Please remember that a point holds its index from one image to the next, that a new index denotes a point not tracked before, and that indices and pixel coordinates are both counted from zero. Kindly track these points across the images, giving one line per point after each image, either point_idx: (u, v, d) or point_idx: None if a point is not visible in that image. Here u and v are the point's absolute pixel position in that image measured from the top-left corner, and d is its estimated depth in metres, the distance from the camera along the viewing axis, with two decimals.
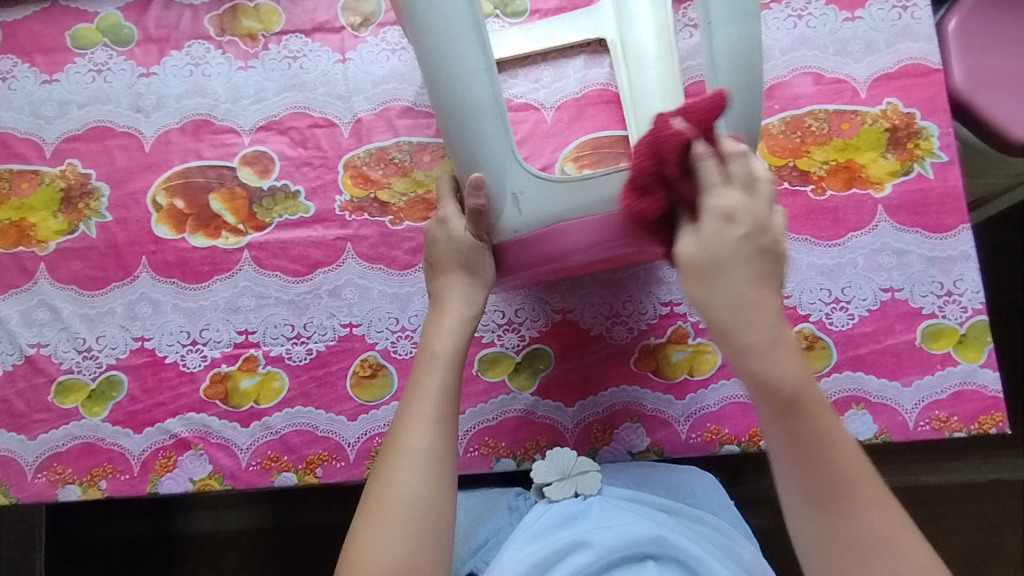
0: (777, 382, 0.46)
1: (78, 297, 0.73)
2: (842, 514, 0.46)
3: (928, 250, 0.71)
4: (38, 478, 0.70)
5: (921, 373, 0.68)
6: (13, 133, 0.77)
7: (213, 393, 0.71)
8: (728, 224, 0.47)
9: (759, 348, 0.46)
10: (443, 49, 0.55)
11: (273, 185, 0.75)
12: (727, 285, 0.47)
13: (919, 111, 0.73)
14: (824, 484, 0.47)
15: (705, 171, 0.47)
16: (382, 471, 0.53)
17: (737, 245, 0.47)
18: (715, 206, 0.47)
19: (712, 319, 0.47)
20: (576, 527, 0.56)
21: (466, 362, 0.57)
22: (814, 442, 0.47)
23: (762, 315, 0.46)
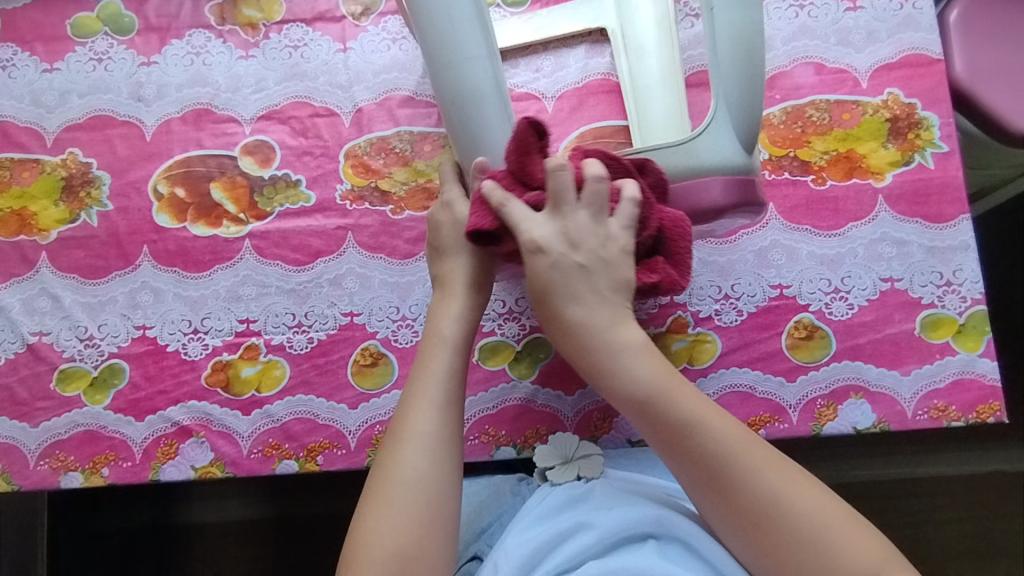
0: (634, 392, 0.52)
1: (79, 286, 0.74)
2: (739, 491, 0.49)
3: (927, 240, 0.71)
4: (40, 466, 0.70)
5: (919, 362, 0.68)
6: (14, 121, 0.77)
7: (215, 381, 0.71)
8: (569, 250, 0.54)
9: (597, 359, 0.53)
10: (444, 36, 0.56)
11: (274, 174, 0.75)
12: (559, 308, 0.54)
13: (920, 101, 0.73)
14: (710, 468, 0.50)
15: (560, 185, 0.54)
16: (387, 454, 0.53)
17: (597, 269, 0.54)
18: (526, 236, 0.54)
19: (594, 348, 0.53)
20: (579, 509, 0.58)
21: (472, 348, 0.58)
22: (677, 431, 0.51)
23: (597, 324, 0.53)
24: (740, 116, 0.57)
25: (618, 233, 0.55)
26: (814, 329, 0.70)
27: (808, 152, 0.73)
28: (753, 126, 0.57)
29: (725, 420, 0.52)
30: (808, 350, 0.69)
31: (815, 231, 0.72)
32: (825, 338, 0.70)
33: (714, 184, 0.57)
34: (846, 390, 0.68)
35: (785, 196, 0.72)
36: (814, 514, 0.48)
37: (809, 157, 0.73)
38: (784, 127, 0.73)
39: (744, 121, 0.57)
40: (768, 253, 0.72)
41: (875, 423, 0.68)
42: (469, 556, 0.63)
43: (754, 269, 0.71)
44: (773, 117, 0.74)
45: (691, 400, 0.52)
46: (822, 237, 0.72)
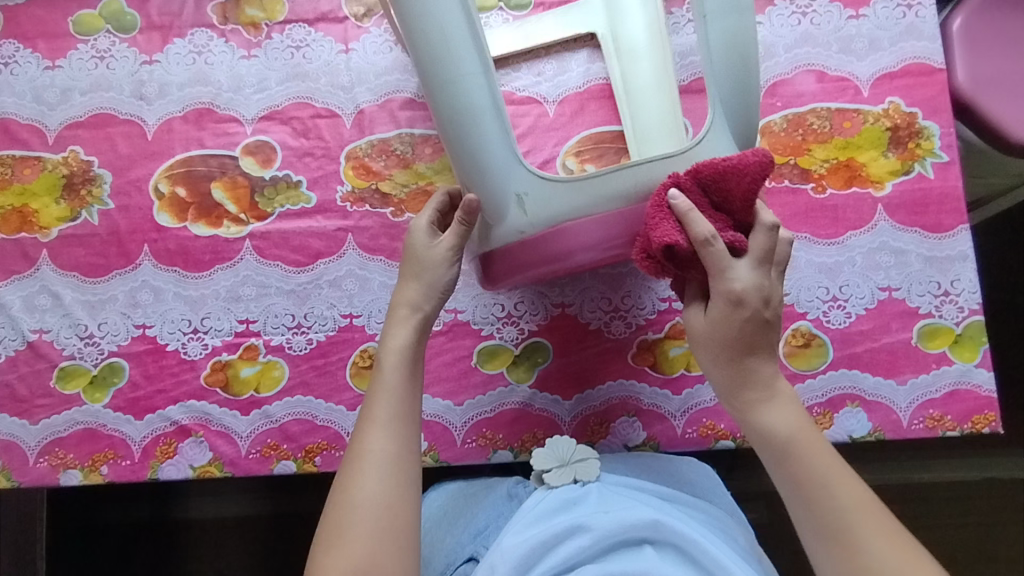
0: (772, 432, 0.55)
1: (79, 284, 0.74)
2: (857, 550, 0.50)
3: (926, 250, 0.71)
4: (40, 463, 0.71)
5: (915, 372, 0.69)
6: (15, 118, 0.77)
7: (214, 381, 0.71)
8: (761, 306, 0.55)
9: (750, 399, 0.56)
10: (437, 52, 0.54)
11: (275, 175, 0.75)
12: (742, 366, 0.56)
13: (922, 110, 0.73)
14: (830, 523, 0.52)
15: (715, 255, 0.53)
16: (343, 479, 0.54)
17: (741, 324, 0.55)
18: (726, 288, 0.54)
19: (720, 379, 0.58)
20: (575, 512, 0.58)
21: (421, 358, 0.59)
22: (810, 483, 0.53)
23: (767, 376, 0.56)
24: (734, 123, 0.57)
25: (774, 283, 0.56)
26: (811, 337, 0.70)
27: (808, 160, 0.73)
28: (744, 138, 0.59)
29: (847, 474, 0.54)
30: (806, 358, 0.70)
31: (814, 239, 0.72)
32: (822, 346, 0.70)
33: None
34: (843, 399, 0.69)
35: (785, 204, 0.72)
36: (901, 563, 0.49)
37: (809, 165, 0.73)
38: (785, 134, 0.73)
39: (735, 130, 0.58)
40: None
41: (871, 432, 0.68)
42: (465, 558, 0.63)
43: None
44: (774, 124, 0.74)
45: (820, 454, 0.54)
46: (821, 245, 0.72)
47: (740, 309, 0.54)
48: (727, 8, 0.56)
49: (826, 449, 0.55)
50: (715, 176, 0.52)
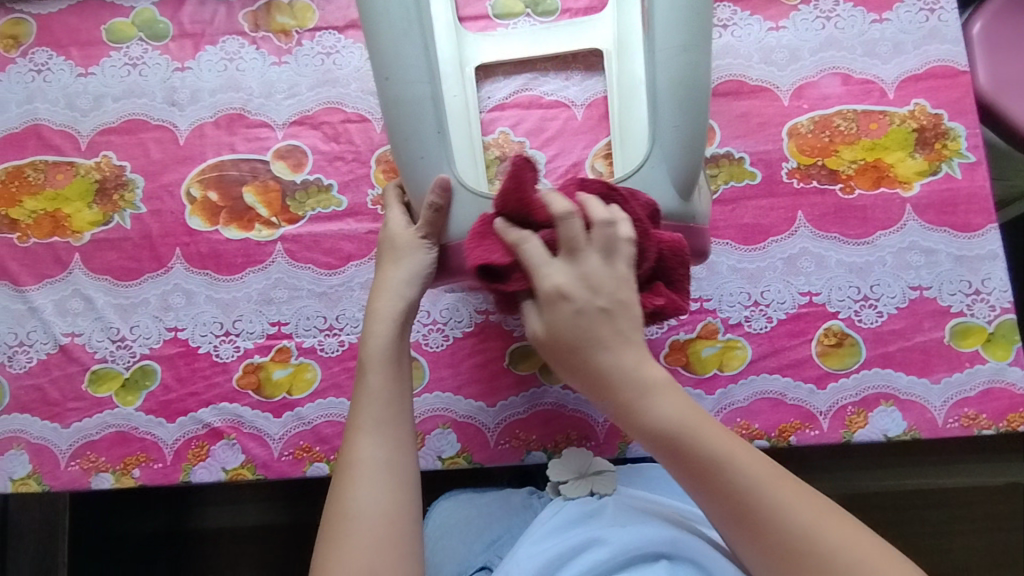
0: (623, 382, 0.49)
1: (112, 288, 0.74)
2: (764, 529, 0.46)
3: (956, 249, 0.71)
4: (71, 466, 0.70)
5: (949, 371, 0.69)
6: (49, 124, 0.78)
7: (246, 383, 0.71)
8: (590, 296, 0.48)
9: (634, 393, 0.49)
10: (697, 36, 0.59)
11: (306, 179, 0.76)
12: (590, 358, 0.49)
13: (947, 112, 0.74)
14: (737, 504, 0.47)
15: (569, 231, 0.48)
16: (336, 488, 0.53)
17: (627, 275, 0.49)
18: (546, 286, 0.49)
19: (553, 334, 0.50)
20: (591, 525, 0.58)
21: (405, 356, 0.58)
22: (672, 440, 0.49)
23: (628, 366, 0.49)
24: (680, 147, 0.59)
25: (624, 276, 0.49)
26: (843, 336, 0.70)
27: (836, 161, 0.73)
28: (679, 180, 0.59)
29: (776, 471, 0.49)
30: (838, 357, 0.70)
31: (844, 239, 0.72)
32: (855, 345, 0.70)
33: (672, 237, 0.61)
34: (876, 398, 0.69)
35: (813, 204, 0.73)
36: (826, 527, 0.46)
37: (837, 166, 0.73)
38: (813, 136, 0.74)
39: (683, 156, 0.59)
40: (797, 260, 0.72)
41: (906, 431, 0.68)
42: (480, 565, 0.64)
43: (783, 276, 0.72)
44: (801, 126, 0.74)
45: (761, 471, 0.48)
46: (851, 245, 0.72)
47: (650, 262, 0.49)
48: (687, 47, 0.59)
49: (691, 409, 0.50)
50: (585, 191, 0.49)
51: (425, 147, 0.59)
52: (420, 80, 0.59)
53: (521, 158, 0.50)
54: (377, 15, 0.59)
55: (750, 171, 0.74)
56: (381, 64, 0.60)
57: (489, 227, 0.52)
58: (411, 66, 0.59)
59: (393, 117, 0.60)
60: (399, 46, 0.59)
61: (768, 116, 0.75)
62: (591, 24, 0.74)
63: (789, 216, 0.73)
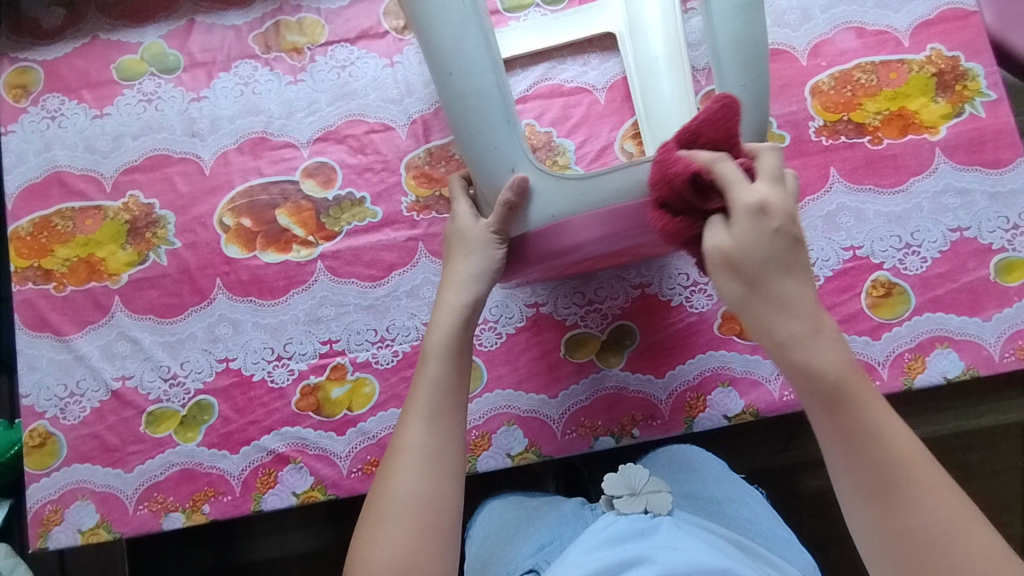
0: (788, 317, 0.43)
1: (156, 326, 0.73)
2: (903, 516, 0.40)
3: (989, 187, 0.72)
4: (140, 510, 0.70)
5: (999, 306, 0.70)
6: (70, 170, 0.77)
7: (306, 405, 0.71)
8: (788, 219, 0.43)
9: (790, 337, 0.43)
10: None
11: (338, 194, 0.75)
12: (767, 291, 0.43)
13: (963, 53, 0.75)
14: (879, 477, 0.41)
15: (727, 171, 0.45)
16: (383, 468, 0.52)
17: (772, 238, 0.43)
18: (744, 200, 0.43)
19: (728, 254, 0.44)
20: (641, 542, 0.51)
21: (466, 352, 0.56)
22: (816, 384, 0.43)
23: (807, 319, 0.43)
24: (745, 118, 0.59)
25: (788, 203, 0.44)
26: (891, 286, 0.71)
27: (862, 114, 0.74)
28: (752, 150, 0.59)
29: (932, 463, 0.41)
30: (889, 307, 0.70)
31: (879, 190, 0.73)
32: (904, 293, 0.71)
33: None
34: (931, 342, 0.70)
35: (845, 159, 0.73)
36: (962, 528, 0.39)
37: (863, 119, 0.74)
38: (835, 92, 0.75)
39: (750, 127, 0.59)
40: (836, 216, 0.73)
41: (965, 370, 0.69)
42: (526, 568, 0.59)
43: (824, 234, 0.72)
44: (822, 83, 0.75)
45: (909, 452, 0.41)
46: (887, 195, 0.73)
47: (765, 221, 0.43)
48: (742, 10, 0.59)
49: (863, 376, 0.43)
50: (695, 133, 0.49)
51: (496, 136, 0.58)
52: (485, 72, 0.57)
53: (730, 96, 0.49)
54: (431, 11, 0.57)
55: (778, 134, 0.74)
56: (443, 61, 0.58)
57: (671, 164, 0.48)
58: (473, 57, 0.57)
59: (459, 111, 0.59)
60: (460, 40, 0.57)
61: (789, 77, 0.75)
62: (599, 8, 0.76)
63: (823, 173, 0.73)
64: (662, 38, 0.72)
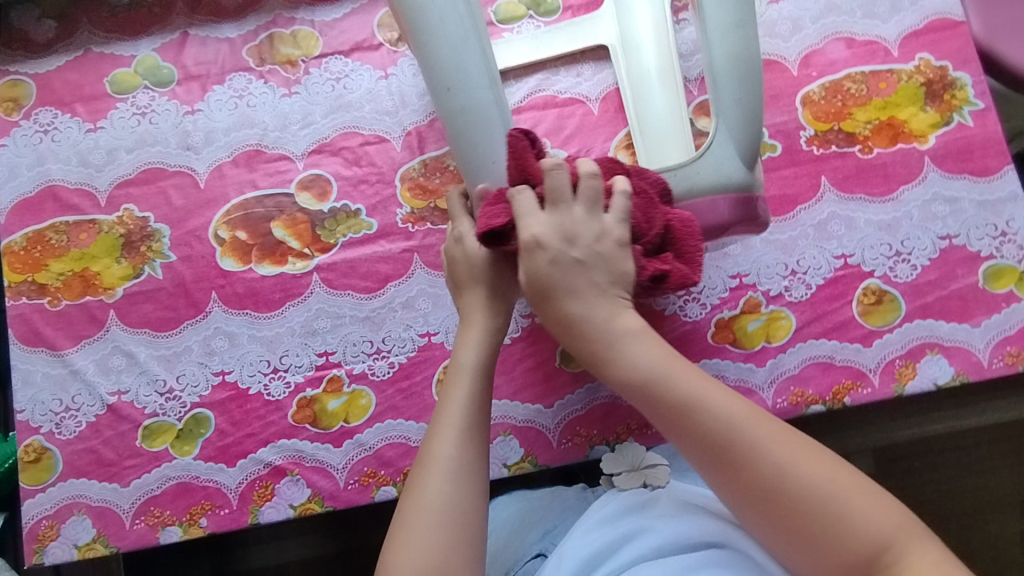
0: (601, 326, 0.55)
1: (152, 340, 0.73)
2: (741, 468, 0.50)
3: (978, 195, 0.73)
4: (137, 524, 0.70)
5: (988, 313, 0.71)
6: (64, 184, 0.77)
7: (302, 418, 0.71)
8: (566, 246, 0.55)
9: (608, 344, 0.54)
10: (744, 14, 0.63)
11: (333, 207, 0.75)
12: (560, 306, 0.55)
13: (951, 63, 0.76)
14: (714, 449, 0.50)
15: (523, 202, 0.56)
16: (414, 480, 0.54)
17: (576, 258, 0.55)
18: (524, 231, 0.55)
19: (536, 282, 0.55)
20: (642, 515, 0.60)
21: (492, 369, 0.58)
22: (639, 385, 0.53)
23: (602, 326, 0.54)
24: (740, 127, 0.62)
25: (613, 227, 0.56)
26: (881, 294, 0.72)
27: (852, 123, 0.75)
28: (746, 158, 0.62)
29: (759, 414, 0.52)
30: (880, 314, 0.71)
31: (869, 198, 0.74)
32: (894, 301, 0.71)
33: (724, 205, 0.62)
34: (922, 348, 0.70)
35: (835, 168, 0.74)
36: (831, 481, 0.49)
37: (854, 129, 0.75)
38: (826, 102, 0.75)
39: (744, 137, 0.62)
40: (827, 224, 0.73)
41: (954, 377, 0.70)
42: (534, 553, 0.65)
43: (815, 242, 0.73)
44: (813, 93, 0.76)
45: (757, 430, 0.50)
46: (877, 204, 0.73)
47: (569, 247, 0.55)
48: (737, 28, 0.63)
49: (687, 367, 0.54)
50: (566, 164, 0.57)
51: (495, 150, 0.62)
52: (482, 88, 0.62)
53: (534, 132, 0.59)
54: (430, 34, 0.63)
55: (770, 144, 0.75)
56: (443, 76, 0.62)
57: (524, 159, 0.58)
58: (473, 76, 0.62)
59: (465, 125, 0.62)
60: (457, 59, 0.62)
61: (780, 87, 0.76)
62: (592, 21, 0.76)
63: (814, 182, 0.74)
64: (654, 50, 0.74)
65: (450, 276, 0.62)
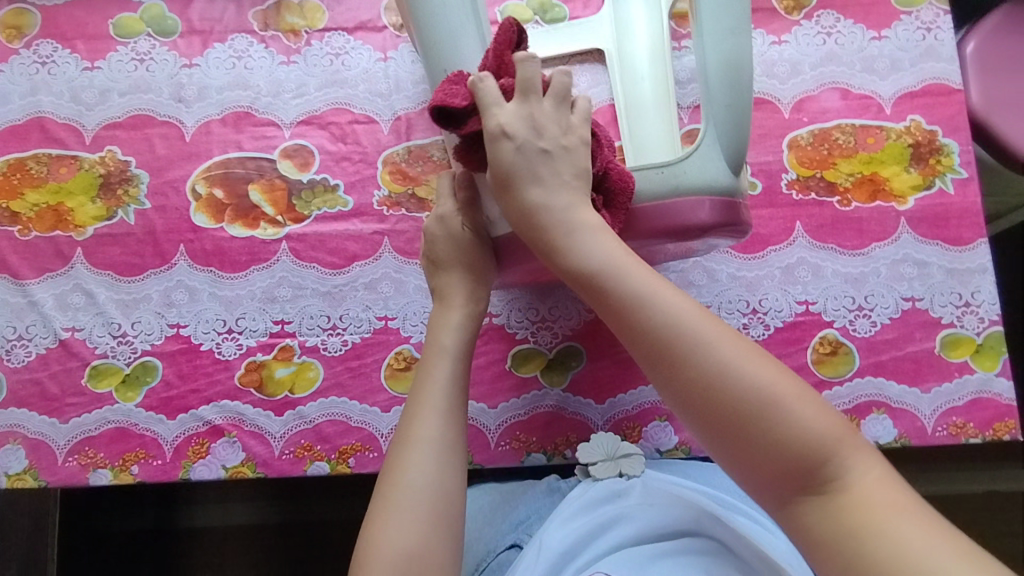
0: (586, 258, 0.49)
1: (114, 283, 0.74)
2: (752, 436, 0.42)
3: (947, 262, 0.73)
4: (69, 462, 0.70)
5: (939, 380, 0.71)
6: (52, 117, 0.77)
7: (249, 381, 0.72)
8: (534, 136, 0.52)
9: (579, 255, 0.49)
10: (742, 17, 0.57)
11: (313, 179, 0.76)
12: (531, 209, 0.51)
13: (941, 128, 0.76)
14: (701, 390, 0.43)
15: (484, 91, 0.51)
16: (392, 460, 0.53)
17: (551, 175, 0.52)
18: (490, 124, 0.51)
19: (530, 202, 0.51)
20: (620, 503, 0.59)
21: (473, 355, 0.59)
22: (631, 318, 0.46)
23: (562, 223, 0.51)
24: (728, 140, 0.58)
25: (579, 125, 0.54)
26: (837, 345, 0.72)
27: (834, 173, 0.75)
28: (735, 164, 0.59)
29: (763, 357, 0.44)
30: (833, 366, 0.71)
31: (840, 250, 0.74)
32: (849, 354, 0.72)
33: (703, 205, 0.58)
34: (869, 406, 0.71)
35: (811, 216, 0.75)
36: (812, 421, 0.42)
37: (835, 179, 0.75)
38: (812, 148, 0.76)
39: (734, 147, 0.58)
40: (794, 269, 0.74)
41: (896, 438, 0.70)
42: (508, 545, 0.62)
43: (780, 285, 0.73)
44: (801, 138, 0.76)
45: (745, 364, 0.43)
46: (847, 256, 0.74)
47: (507, 140, 0.51)
48: (730, 29, 0.57)
49: (677, 298, 0.46)
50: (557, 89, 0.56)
51: None
52: (476, 72, 0.58)
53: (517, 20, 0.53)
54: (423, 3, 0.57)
55: (751, 182, 0.75)
56: (435, 55, 0.58)
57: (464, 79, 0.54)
58: (466, 58, 0.58)
59: None
60: (452, 36, 0.58)
61: (769, 127, 0.77)
62: (591, 25, 0.77)
63: (788, 226, 0.74)
64: (649, 59, 0.75)
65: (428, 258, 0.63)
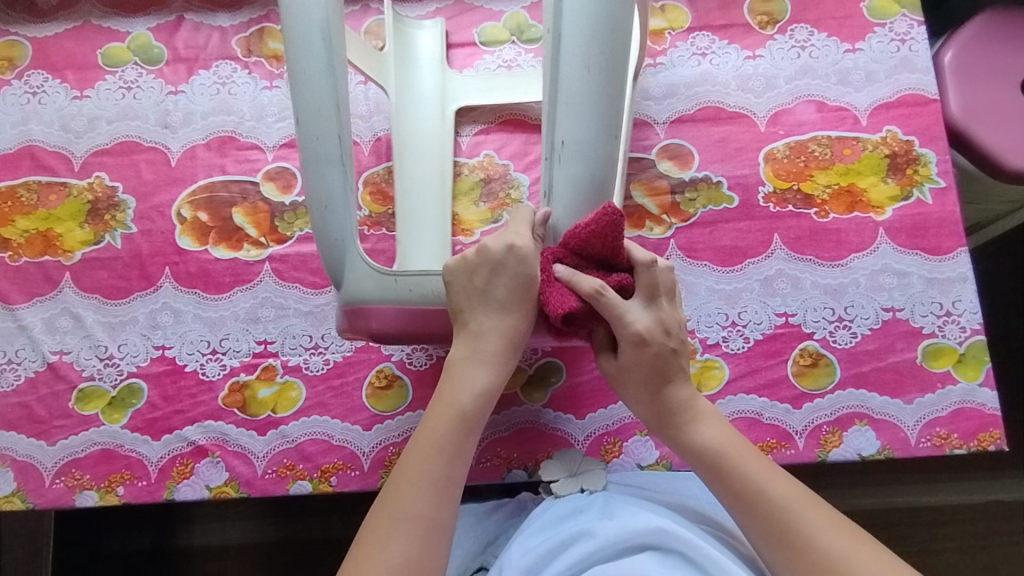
0: (674, 401, 0.58)
1: (101, 306, 0.75)
2: (795, 546, 0.51)
3: (927, 272, 0.73)
4: (56, 484, 0.71)
5: (921, 391, 0.70)
6: (42, 146, 0.79)
7: (232, 401, 0.72)
8: (665, 339, 0.57)
9: (682, 421, 0.58)
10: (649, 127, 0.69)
11: (295, 200, 0.77)
12: (661, 395, 0.58)
13: (918, 138, 0.76)
14: (776, 527, 0.52)
15: (609, 303, 0.54)
16: (375, 515, 0.53)
17: (649, 356, 0.57)
18: (628, 335, 0.55)
19: (634, 379, 0.58)
20: (580, 519, 0.59)
21: (481, 425, 0.56)
22: (710, 453, 0.56)
23: (688, 399, 0.59)
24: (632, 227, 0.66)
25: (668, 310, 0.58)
26: (818, 356, 0.72)
27: (811, 185, 0.76)
28: None
29: (815, 499, 0.54)
30: (814, 378, 0.71)
31: (819, 261, 0.74)
32: (830, 365, 0.71)
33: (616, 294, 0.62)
34: (851, 417, 0.70)
35: (789, 227, 0.75)
36: (850, 549, 0.51)
37: (812, 191, 0.75)
38: (788, 161, 0.76)
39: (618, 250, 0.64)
40: (773, 282, 0.74)
41: (879, 451, 0.69)
42: (476, 568, 0.64)
43: (759, 297, 0.73)
44: (777, 151, 0.77)
45: (809, 512, 0.52)
46: (825, 267, 0.74)
47: (647, 347, 0.56)
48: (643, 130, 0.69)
49: (753, 450, 0.57)
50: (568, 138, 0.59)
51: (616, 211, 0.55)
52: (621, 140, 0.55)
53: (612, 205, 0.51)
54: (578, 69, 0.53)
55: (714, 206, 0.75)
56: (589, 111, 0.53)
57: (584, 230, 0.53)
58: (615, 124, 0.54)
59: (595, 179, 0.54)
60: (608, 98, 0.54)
61: (745, 141, 0.77)
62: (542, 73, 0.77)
63: (766, 238, 0.75)
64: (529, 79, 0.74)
65: (471, 286, 0.57)
